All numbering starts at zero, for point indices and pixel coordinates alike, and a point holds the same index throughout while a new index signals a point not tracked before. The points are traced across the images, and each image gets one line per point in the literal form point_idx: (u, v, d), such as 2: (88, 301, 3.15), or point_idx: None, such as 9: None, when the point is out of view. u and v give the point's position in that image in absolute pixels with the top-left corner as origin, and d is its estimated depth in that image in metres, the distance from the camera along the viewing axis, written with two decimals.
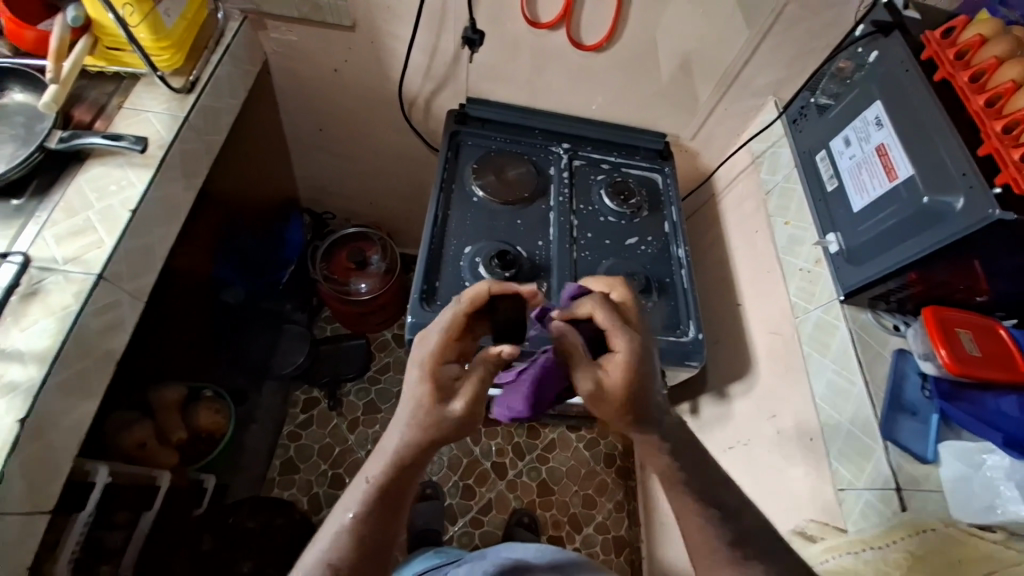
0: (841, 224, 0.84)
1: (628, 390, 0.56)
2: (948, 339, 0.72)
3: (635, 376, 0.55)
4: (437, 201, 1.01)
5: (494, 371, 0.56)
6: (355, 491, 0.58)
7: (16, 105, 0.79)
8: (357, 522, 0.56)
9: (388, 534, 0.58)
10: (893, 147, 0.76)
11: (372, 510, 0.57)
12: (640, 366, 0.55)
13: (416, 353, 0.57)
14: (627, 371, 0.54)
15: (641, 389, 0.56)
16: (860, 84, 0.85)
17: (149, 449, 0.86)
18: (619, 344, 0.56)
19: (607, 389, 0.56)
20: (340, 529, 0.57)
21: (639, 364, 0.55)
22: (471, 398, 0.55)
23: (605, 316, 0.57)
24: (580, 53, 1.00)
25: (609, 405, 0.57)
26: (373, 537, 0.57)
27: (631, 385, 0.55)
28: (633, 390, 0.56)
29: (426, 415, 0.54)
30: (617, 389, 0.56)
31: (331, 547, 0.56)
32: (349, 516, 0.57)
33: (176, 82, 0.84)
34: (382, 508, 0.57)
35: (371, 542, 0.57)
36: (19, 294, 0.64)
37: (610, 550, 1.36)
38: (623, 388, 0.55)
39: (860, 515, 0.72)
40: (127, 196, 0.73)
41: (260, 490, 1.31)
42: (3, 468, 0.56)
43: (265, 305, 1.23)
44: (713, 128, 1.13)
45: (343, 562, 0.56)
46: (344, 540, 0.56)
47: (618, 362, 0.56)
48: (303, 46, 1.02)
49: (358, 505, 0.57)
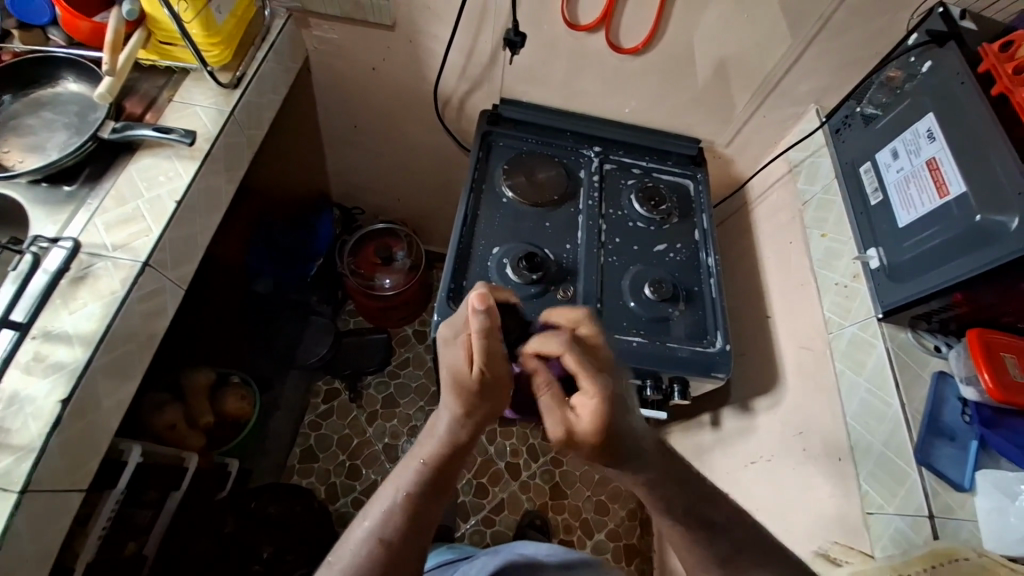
0: (884, 240, 0.82)
1: (596, 436, 0.57)
2: (992, 363, 0.69)
3: (603, 421, 0.57)
4: (467, 200, 1.01)
5: (497, 348, 0.58)
6: (406, 469, 0.62)
7: (70, 94, 0.83)
8: (407, 499, 0.60)
9: (431, 519, 0.61)
10: (945, 161, 0.74)
11: (422, 491, 0.60)
12: (609, 411, 0.57)
13: (455, 336, 0.62)
14: (595, 418, 0.56)
15: (612, 435, 0.58)
16: (911, 96, 0.82)
17: (178, 432, 0.90)
18: (587, 388, 0.58)
19: (577, 433, 0.58)
20: (388, 506, 0.60)
21: (607, 415, 0.57)
22: (496, 359, 0.58)
23: (572, 359, 0.60)
24: (618, 56, 0.99)
25: (583, 449, 0.59)
26: (418, 518, 0.60)
27: (598, 433, 0.57)
28: (605, 434, 0.57)
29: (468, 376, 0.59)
30: (587, 434, 0.57)
31: (379, 524, 0.59)
32: (399, 492, 0.60)
33: (223, 76, 0.86)
34: (432, 488, 0.61)
35: (418, 522, 0.60)
36: (69, 278, 0.67)
37: (621, 557, 1.35)
38: (590, 434, 0.57)
39: (890, 541, 0.70)
40: (173, 186, 0.75)
41: (281, 476, 1.34)
42: (45, 446, 0.58)
43: (292, 297, 1.26)
44: (749, 135, 1.11)
45: (391, 537, 0.58)
46: (393, 515, 0.59)
47: (588, 408, 0.57)
48: (343, 44, 1.04)
49: (408, 484, 0.60)
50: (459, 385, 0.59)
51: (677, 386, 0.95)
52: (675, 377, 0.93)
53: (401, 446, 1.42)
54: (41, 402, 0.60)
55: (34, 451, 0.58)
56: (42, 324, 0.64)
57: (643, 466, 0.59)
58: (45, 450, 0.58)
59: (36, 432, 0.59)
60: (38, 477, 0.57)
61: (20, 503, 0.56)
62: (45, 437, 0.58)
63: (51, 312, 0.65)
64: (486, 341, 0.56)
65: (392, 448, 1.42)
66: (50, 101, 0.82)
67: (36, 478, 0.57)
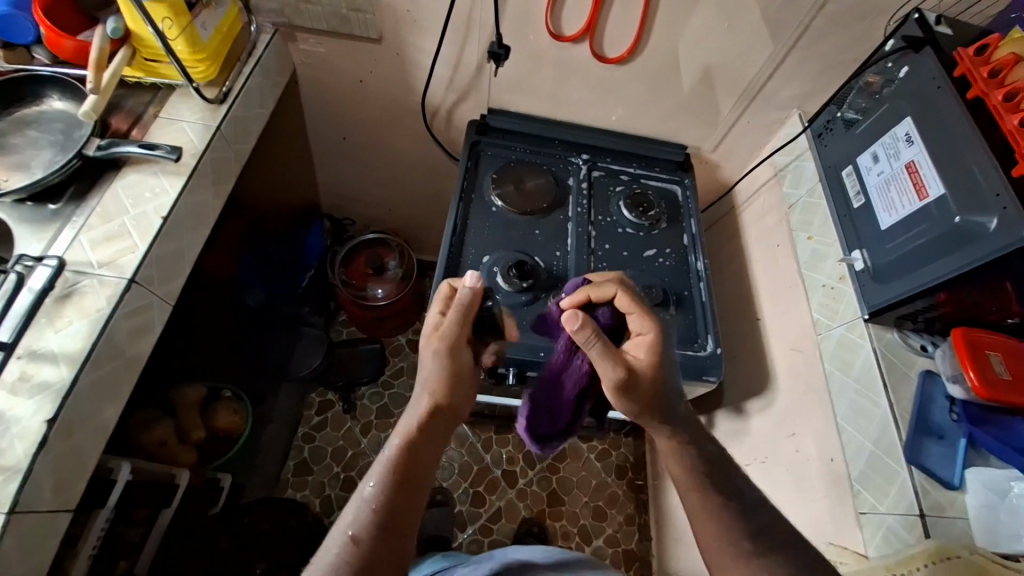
0: (868, 241, 0.83)
1: (654, 367, 0.66)
2: (977, 361, 0.70)
3: (660, 352, 0.67)
4: (456, 209, 1.02)
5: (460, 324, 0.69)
6: (374, 466, 0.62)
7: (55, 112, 0.83)
8: (377, 495, 0.59)
9: (408, 513, 0.60)
10: (923, 164, 0.75)
11: (391, 481, 0.60)
12: (664, 344, 0.67)
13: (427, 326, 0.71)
14: (653, 348, 0.66)
15: (666, 368, 0.67)
16: (889, 100, 0.84)
17: (170, 448, 0.88)
18: (645, 322, 0.68)
19: (638, 368, 0.66)
20: (359, 504, 0.59)
21: (662, 344, 0.67)
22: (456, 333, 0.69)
23: (628, 298, 0.71)
24: (603, 65, 1.00)
25: (641, 390, 0.65)
26: (393, 511, 0.58)
27: (658, 362, 0.66)
28: (659, 370, 0.66)
29: (428, 343, 0.69)
30: (647, 365, 0.66)
31: (353, 520, 0.58)
32: (369, 487, 0.60)
33: (210, 92, 0.87)
34: (402, 481, 0.60)
35: (391, 519, 0.58)
36: (55, 296, 0.67)
37: (620, 562, 1.35)
38: (650, 365, 0.66)
39: (882, 541, 0.70)
40: (159, 203, 0.75)
41: (275, 490, 1.32)
42: (32, 466, 0.57)
43: (284, 309, 1.25)
44: (734, 141, 1.12)
45: (363, 534, 0.57)
46: (366, 512, 0.58)
47: (646, 341, 0.67)
48: (330, 58, 1.05)
49: (378, 476, 0.60)
50: (426, 360, 0.68)
51: None
52: None
53: None
54: (26, 423, 0.59)
55: (19, 472, 0.57)
56: (26, 343, 0.64)
57: (675, 410, 0.66)
58: (32, 470, 0.57)
59: (22, 454, 0.58)
60: (25, 499, 0.56)
61: (6, 526, 0.55)
62: (32, 458, 0.58)
63: (35, 330, 0.64)
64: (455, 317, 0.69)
65: None
66: (35, 120, 0.82)
67: (24, 500, 0.56)
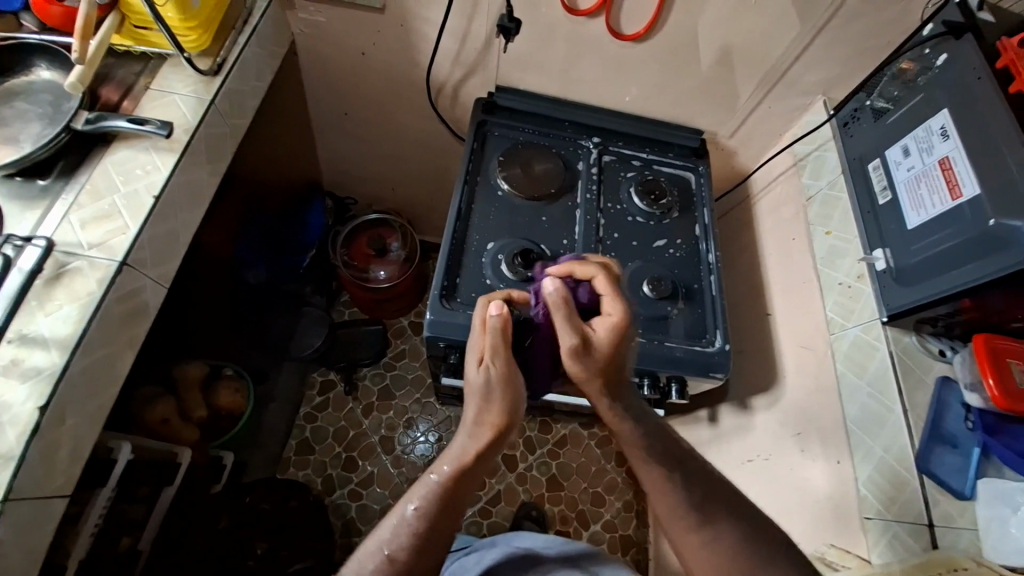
0: (891, 241, 0.80)
1: (610, 348, 0.63)
2: (998, 369, 0.67)
3: (625, 334, 0.63)
4: (461, 193, 0.98)
5: (504, 341, 0.62)
6: (417, 486, 0.60)
7: (43, 82, 0.79)
8: (418, 517, 0.58)
9: (442, 538, 0.59)
10: (958, 160, 0.71)
11: (432, 509, 0.58)
12: (629, 327, 0.64)
13: (475, 347, 0.64)
14: (612, 332, 0.62)
15: (621, 357, 0.64)
16: (925, 89, 0.79)
17: (172, 425, 0.87)
18: (610, 309, 0.63)
19: (591, 350, 0.63)
20: (398, 522, 0.58)
21: (628, 327, 0.63)
22: (504, 357, 0.61)
23: (605, 281, 0.66)
24: (618, 43, 0.94)
25: (591, 359, 0.63)
26: (431, 535, 0.58)
27: (615, 345, 0.63)
28: (618, 349, 0.64)
29: (489, 369, 0.60)
30: (604, 345, 0.63)
31: (390, 538, 0.57)
32: (409, 509, 0.58)
33: (202, 63, 0.82)
34: (442, 510, 0.58)
35: (428, 544, 0.57)
36: (44, 278, 0.65)
37: (617, 548, 1.36)
38: (607, 347, 0.63)
39: (886, 547, 0.70)
40: (151, 181, 0.72)
41: (276, 469, 1.33)
42: (25, 454, 0.56)
43: (284, 288, 1.23)
44: (753, 127, 1.07)
45: (401, 554, 0.56)
46: (404, 534, 0.57)
47: (610, 321, 0.63)
48: (331, 28, 0.99)
49: (420, 500, 0.59)
50: (472, 389, 0.61)
51: (675, 385, 0.93)
52: (673, 376, 0.91)
53: (398, 439, 1.42)
54: (18, 409, 0.58)
55: (12, 460, 0.56)
56: (17, 327, 0.62)
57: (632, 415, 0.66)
58: (25, 458, 0.56)
59: (14, 440, 0.56)
60: (18, 487, 0.55)
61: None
62: (25, 444, 0.56)
63: (25, 314, 0.62)
64: (501, 338, 0.62)
65: (388, 440, 1.41)
66: (23, 90, 0.78)
67: (16, 488, 0.55)
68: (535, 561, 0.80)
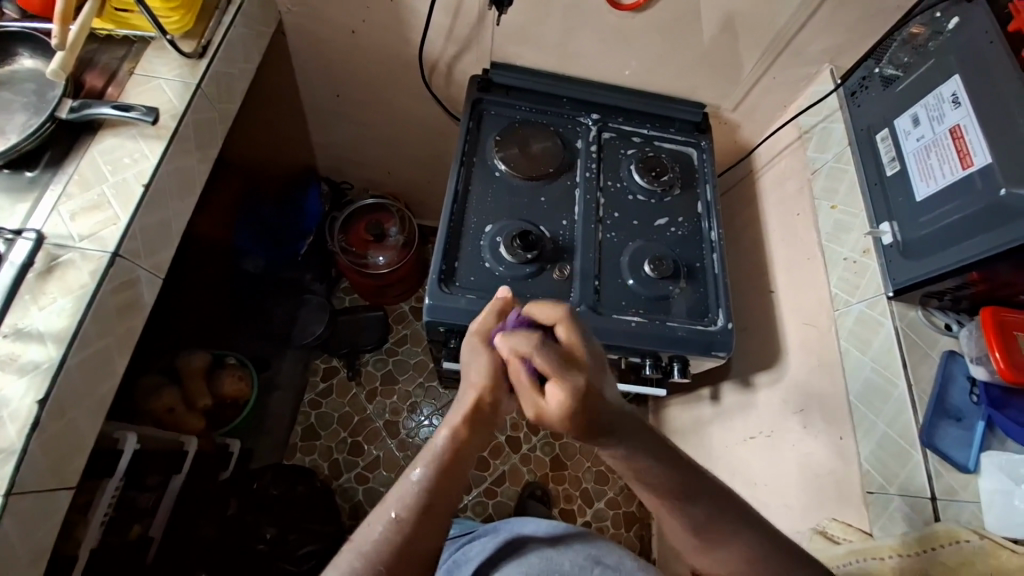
0: (898, 214, 0.78)
1: (569, 423, 0.54)
2: (1005, 342, 0.66)
3: (578, 411, 0.53)
4: (457, 174, 0.96)
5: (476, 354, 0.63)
6: (423, 451, 0.59)
7: (26, 71, 0.76)
8: (424, 480, 0.57)
9: (449, 505, 0.58)
10: (970, 128, 0.70)
11: (437, 473, 0.57)
12: (582, 402, 0.53)
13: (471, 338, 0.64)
14: (562, 412, 0.53)
15: (590, 423, 0.54)
16: (936, 55, 0.77)
17: (176, 414, 0.88)
18: (552, 389, 0.53)
19: (549, 421, 0.55)
20: (405, 487, 0.57)
21: (580, 404, 0.53)
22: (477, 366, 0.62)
23: (542, 359, 0.54)
24: (617, 13, 0.91)
25: (556, 430, 0.55)
26: (437, 498, 0.57)
27: (571, 421, 0.53)
28: (577, 423, 0.54)
29: (474, 344, 0.63)
30: (560, 422, 0.54)
31: (397, 501, 0.56)
32: (416, 473, 0.58)
33: (187, 45, 0.80)
34: (445, 473, 0.58)
35: (434, 507, 0.56)
36: (37, 271, 0.64)
37: (621, 524, 1.38)
38: (562, 423, 0.54)
39: (889, 521, 0.70)
40: (139, 169, 0.71)
41: (283, 455, 1.34)
42: (26, 447, 0.56)
43: (283, 275, 1.22)
44: (757, 99, 1.04)
45: (407, 516, 0.55)
46: (411, 496, 0.56)
47: (556, 400, 0.53)
48: (318, 5, 0.96)
49: (426, 463, 0.58)
50: (467, 361, 0.63)
51: (677, 363, 0.92)
52: (675, 356, 0.91)
53: (402, 422, 1.43)
54: (17, 403, 0.58)
55: (14, 453, 0.56)
56: (11, 321, 0.61)
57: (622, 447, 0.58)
58: (26, 452, 0.56)
59: (14, 435, 0.56)
60: (20, 481, 0.55)
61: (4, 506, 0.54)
62: (25, 438, 0.56)
63: (19, 307, 0.62)
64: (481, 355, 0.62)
65: (393, 424, 1.42)
66: (6, 79, 0.76)
67: (19, 481, 0.55)
68: (534, 541, 0.81)
